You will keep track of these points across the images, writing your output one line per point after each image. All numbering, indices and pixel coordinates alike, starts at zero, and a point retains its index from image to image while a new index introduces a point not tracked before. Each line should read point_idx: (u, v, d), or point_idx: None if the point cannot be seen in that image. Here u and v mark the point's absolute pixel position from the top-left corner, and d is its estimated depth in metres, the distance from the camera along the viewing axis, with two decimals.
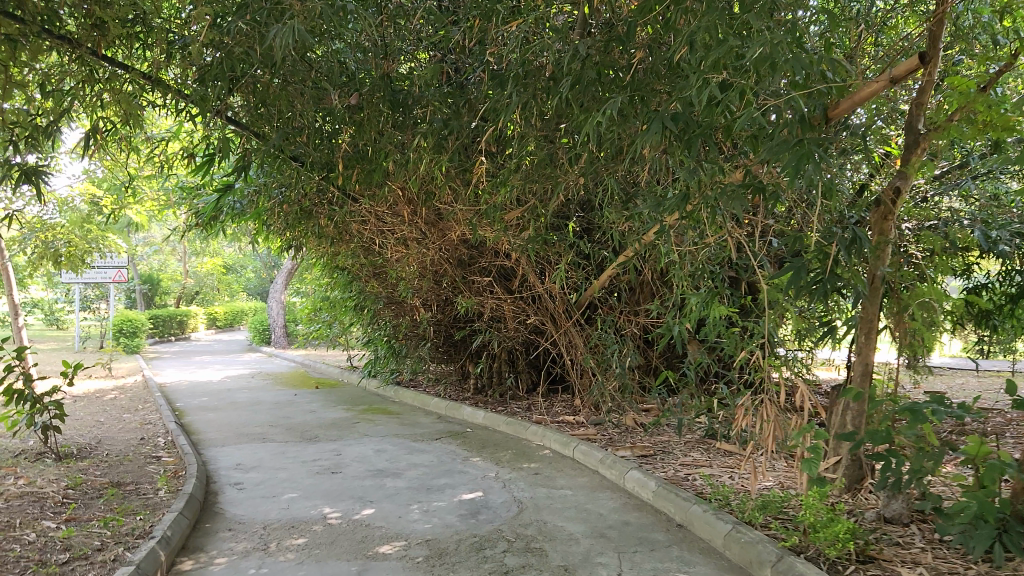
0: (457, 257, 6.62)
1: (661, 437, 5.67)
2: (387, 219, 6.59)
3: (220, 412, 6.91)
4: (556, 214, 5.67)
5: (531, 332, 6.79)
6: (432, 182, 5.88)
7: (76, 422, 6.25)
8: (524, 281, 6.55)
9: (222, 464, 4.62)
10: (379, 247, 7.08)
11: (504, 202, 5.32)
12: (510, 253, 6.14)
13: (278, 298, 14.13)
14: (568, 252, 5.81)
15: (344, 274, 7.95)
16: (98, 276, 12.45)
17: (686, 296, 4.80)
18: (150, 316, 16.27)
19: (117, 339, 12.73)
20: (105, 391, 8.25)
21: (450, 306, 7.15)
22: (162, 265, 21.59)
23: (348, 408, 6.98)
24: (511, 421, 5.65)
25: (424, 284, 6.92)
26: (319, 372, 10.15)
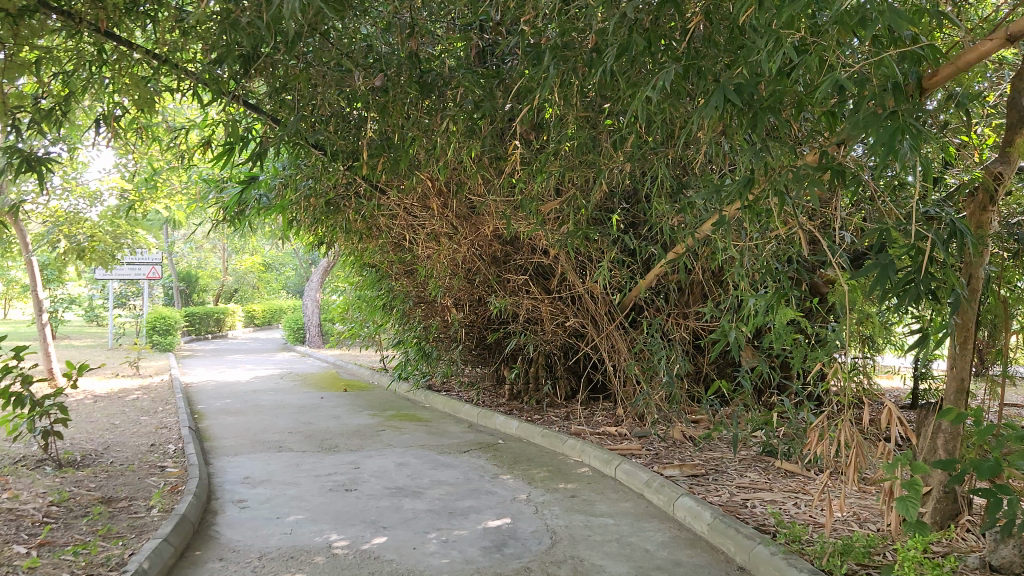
0: (491, 254, 6.17)
1: (713, 454, 5.12)
2: (417, 213, 6.15)
3: (241, 416, 6.55)
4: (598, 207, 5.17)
5: (571, 336, 6.29)
6: (463, 171, 5.42)
7: (89, 425, 5.93)
8: (563, 281, 6.06)
9: (229, 477, 4.21)
10: (409, 243, 6.65)
11: (541, 193, 4.84)
12: (548, 249, 5.65)
13: (313, 296, 13.86)
14: (611, 248, 5.31)
15: (374, 272, 7.56)
16: (132, 272, 12.32)
17: (744, 299, 4.26)
18: (186, 314, 16.14)
19: (151, 337, 12.57)
20: (128, 391, 7.98)
21: (483, 307, 6.70)
22: (201, 263, 21.60)
23: (374, 414, 6.56)
24: (546, 433, 5.17)
25: (456, 283, 6.47)
26: (350, 373, 9.79)
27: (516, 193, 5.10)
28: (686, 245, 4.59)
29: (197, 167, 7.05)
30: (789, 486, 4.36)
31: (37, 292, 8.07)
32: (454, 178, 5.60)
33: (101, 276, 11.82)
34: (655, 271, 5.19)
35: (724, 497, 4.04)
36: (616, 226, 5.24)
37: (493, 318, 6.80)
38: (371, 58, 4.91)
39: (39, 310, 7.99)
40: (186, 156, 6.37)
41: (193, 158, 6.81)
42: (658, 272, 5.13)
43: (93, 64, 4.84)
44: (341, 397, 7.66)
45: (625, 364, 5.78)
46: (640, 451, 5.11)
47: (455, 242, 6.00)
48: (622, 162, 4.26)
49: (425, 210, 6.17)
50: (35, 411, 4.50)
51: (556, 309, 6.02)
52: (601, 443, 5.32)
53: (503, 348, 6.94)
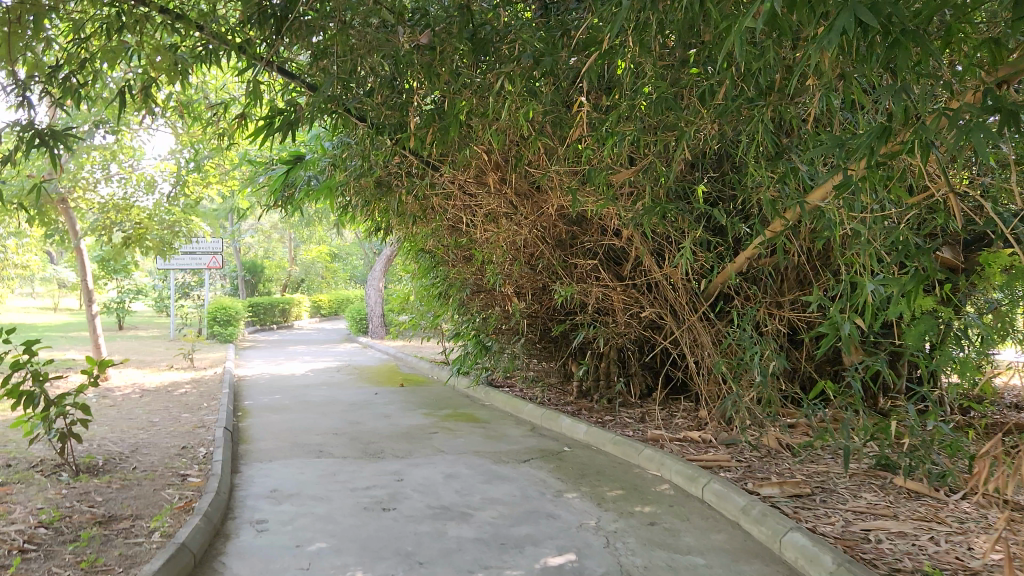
0: (555, 237, 5.48)
1: (817, 467, 4.34)
2: (473, 191, 5.53)
3: (286, 414, 6.06)
4: (679, 179, 4.44)
5: (646, 328, 5.56)
6: (522, 141, 4.76)
7: (123, 424, 5.53)
8: (637, 266, 5.35)
9: (254, 491, 3.69)
10: (466, 225, 6.04)
11: (612, 161, 4.15)
12: (621, 229, 4.94)
13: (375, 286, 13.43)
14: (694, 227, 4.57)
15: (432, 258, 6.97)
16: (192, 262, 12.18)
17: (861, 283, 3.48)
18: (250, 304, 16.04)
19: (211, 327, 12.38)
20: (178, 385, 7.66)
21: (548, 297, 6.01)
22: (269, 253, 21.60)
23: (428, 413, 5.99)
24: (618, 440, 4.49)
25: (517, 270, 5.80)
26: (410, 367, 9.27)
27: (583, 164, 4.41)
28: (786, 220, 3.83)
29: (241, 146, 6.59)
30: (918, 512, 3.57)
31: (87, 282, 7.86)
32: (513, 149, 4.94)
33: (161, 266, 11.67)
34: (746, 252, 4.43)
35: (836, 528, 3.29)
36: (702, 199, 4.50)
37: (558, 309, 6.11)
38: (416, 11, 4.30)
39: (89, 300, 7.76)
40: (225, 135, 5.92)
41: (238, 138, 6.38)
42: (749, 253, 4.37)
43: (110, 27, 4.37)
44: (396, 393, 7.13)
45: (710, 361, 5.04)
46: (728, 461, 4.39)
47: (514, 224, 5.34)
48: (710, 119, 3.53)
49: (482, 188, 5.55)
50: (47, 411, 4.07)
51: (629, 298, 5.30)
52: (681, 452, 4.62)
53: (570, 342, 6.26)
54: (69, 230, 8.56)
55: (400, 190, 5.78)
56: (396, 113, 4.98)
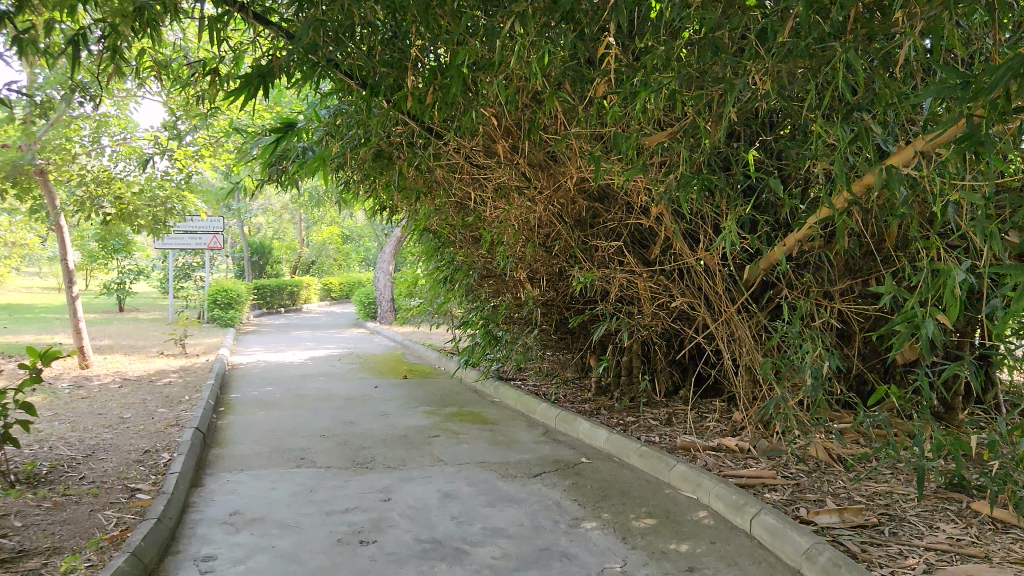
0: (574, 214, 4.78)
1: (879, 487, 3.68)
2: (482, 160, 4.85)
3: (272, 411, 5.45)
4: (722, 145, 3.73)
5: (677, 321, 4.87)
6: (539, 101, 4.08)
7: (89, 422, 4.95)
8: (668, 248, 4.66)
9: (210, 514, 3.08)
10: (475, 201, 5.36)
11: (643, 121, 3.45)
12: (651, 206, 4.26)
13: (385, 270, 12.77)
14: (738, 202, 3.86)
15: (439, 238, 6.29)
16: (192, 241, 11.66)
17: (954, 271, 2.80)
18: (256, 286, 15.52)
19: (212, 311, 11.82)
20: (164, 374, 7.09)
21: (564, 283, 5.30)
22: (279, 235, 21.08)
23: (430, 412, 5.37)
24: (644, 452, 3.85)
25: (530, 253, 5.10)
26: (417, 356, 8.64)
27: (605, 127, 3.72)
28: (856, 193, 3.14)
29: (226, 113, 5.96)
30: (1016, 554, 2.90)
31: (68, 260, 7.32)
32: (526, 110, 4.23)
33: (158, 246, 11.13)
34: (798, 233, 3.72)
35: None
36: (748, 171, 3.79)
37: (576, 297, 5.41)
38: None
39: (69, 280, 7.23)
40: (206, 98, 5.30)
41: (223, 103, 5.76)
42: (803, 235, 3.65)
43: None
44: (398, 386, 6.51)
45: (751, 358, 4.37)
46: (773, 477, 3.72)
47: (526, 200, 4.62)
48: (771, 62, 2.83)
49: (491, 158, 4.86)
50: None
51: (657, 286, 4.59)
52: (717, 465, 3.96)
53: (589, 334, 5.57)
54: (51, 205, 8.01)
55: (400, 161, 5.13)
56: (392, 70, 4.32)
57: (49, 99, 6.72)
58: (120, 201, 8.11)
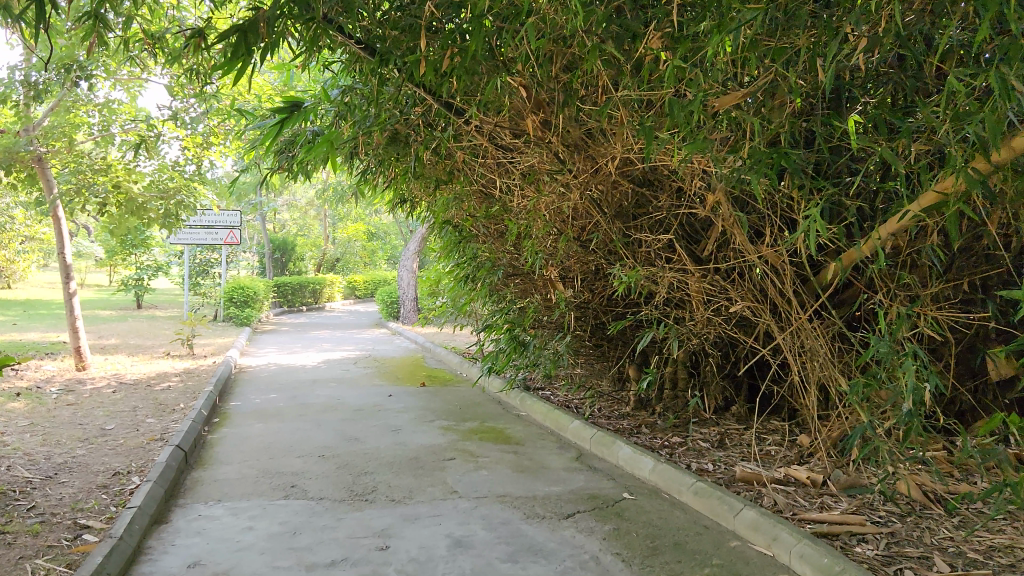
0: (616, 203, 4.11)
1: (995, 539, 2.98)
2: (509, 139, 4.19)
3: (271, 424, 4.86)
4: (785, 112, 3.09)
5: (735, 329, 4.17)
6: (577, 63, 3.42)
7: (64, 434, 4.39)
8: (726, 243, 3.96)
9: (164, 567, 2.48)
10: (500, 189, 4.71)
11: (709, 80, 2.78)
12: (710, 192, 3.57)
13: (408, 266, 12.16)
14: (820, 186, 3.18)
15: (461, 232, 5.64)
16: (208, 236, 11.19)
17: None
18: (276, 284, 15.09)
19: (228, 309, 11.33)
20: (164, 378, 6.54)
21: (602, 283, 4.60)
22: (304, 231, 20.66)
23: (447, 428, 4.75)
24: (700, 490, 3.18)
25: (564, 249, 4.42)
26: (438, 360, 8.03)
27: (658, 92, 3.06)
28: (985, 170, 2.45)
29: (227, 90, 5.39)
30: None
31: (65, 254, 6.80)
32: (559, 79, 3.58)
33: (173, 240, 10.68)
34: (894, 223, 3.02)
35: None
36: (828, 147, 3.11)
37: (614, 301, 4.73)
38: None
39: (66, 275, 6.70)
40: (202, 72, 4.73)
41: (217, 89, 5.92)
42: (903, 225, 2.95)
43: None
44: (414, 395, 5.89)
45: (825, 375, 3.67)
46: (861, 524, 3.04)
47: (560, 188, 3.95)
48: None
49: (520, 137, 4.19)
50: None
51: (714, 288, 3.91)
52: (787, 505, 3.28)
53: (631, 342, 4.87)
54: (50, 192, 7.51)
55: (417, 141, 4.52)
56: (405, 33, 3.71)
57: (45, 81, 6.20)
58: (126, 192, 7.59)
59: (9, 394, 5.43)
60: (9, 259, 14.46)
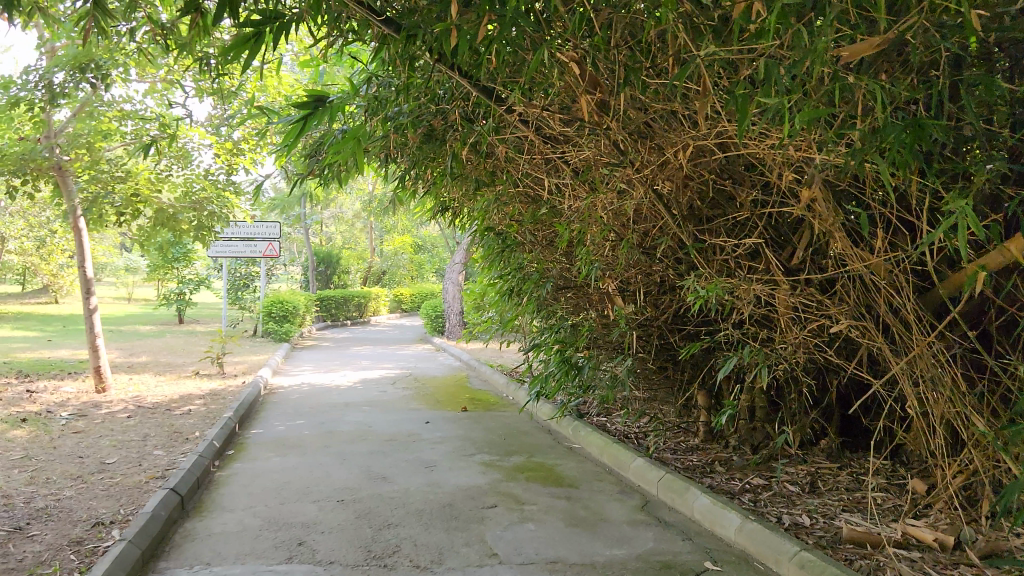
0: (687, 202, 3.44)
1: None
2: (559, 128, 3.57)
3: (290, 458, 4.28)
4: (912, 73, 2.41)
5: (834, 352, 3.45)
6: (645, 25, 2.78)
7: (57, 470, 3.89)
8: (825, 247, 3.27)
9: None
10: (549, 190, 4.09)
11: (828, 24, 2.11)
12: (809, 184, 2.89)
13: (454, 278, 11.62)
14: (960, 173, 2.49)
15: (505, 239, 4.96)
16: (246, 249, 10.86)
17: None
18: (319, 298, 14.74)
19: (267, 324, 10.93)
20: (188, 400, 6.06)
21: (669, 297, 3.93)
22: (349, 243, 20.39)
23: (490, 465, 4.12)
24: (807, 564, 2.49)
25: (624, 258, 3.77)
26: (482, 381, 7.40)
27: (747, 52, 2.40)
28: None
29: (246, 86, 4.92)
30: None
31: (86, 268, 6.39)
32: (620, 48, 2.96)
33: (212, 252, 10.34)
34: None
35: None
36: (971, 122, 2.41)
37: (683, 318, 4.05)
38: None
39: (87, 290, 6.29)
40: (212, 63, 4.25)
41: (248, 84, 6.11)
42: None
43: None
44: (454, 423, 5.28)
45: (955, 411, 2.94)
46: None
47: (622, 186, 3.31)
48: None
49: (572, 125, 3.56)
50: None
51: (811, 303, 3.21)
52: None
53: (703, 367, 4.18)
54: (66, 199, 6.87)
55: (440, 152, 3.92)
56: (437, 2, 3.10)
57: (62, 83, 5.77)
58: (154, 204, 7.16)
59: (15, 420, 4.99)
60: (54, 272, 14.49)
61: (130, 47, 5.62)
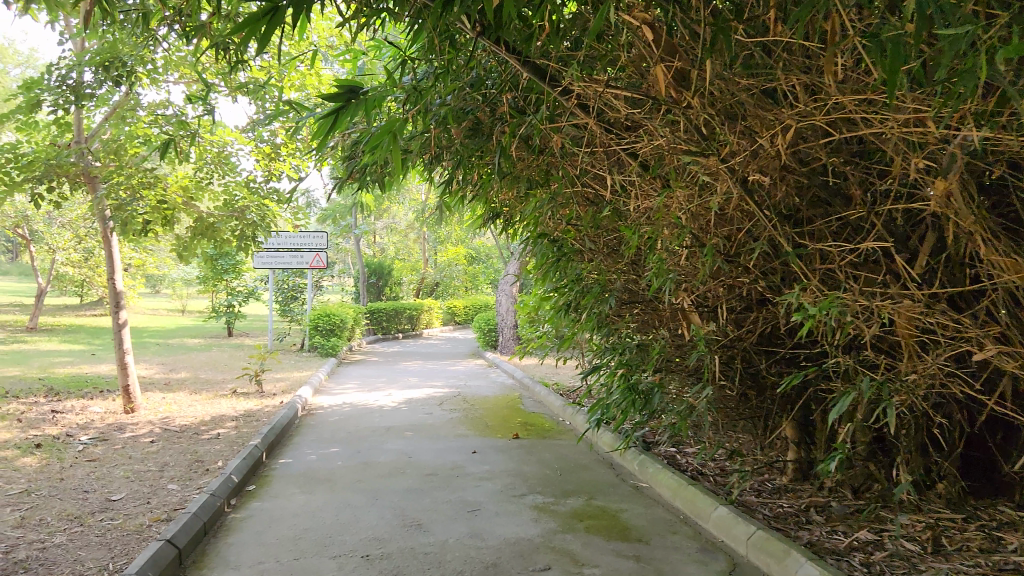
0: (785, 199, 2.81)
1: None
2: (626, 112, 2.98)
3: (316, 497, 3.77)
4: None
5: (974, 385, 2.77)
6: None
7: (54, 509, 3.45)
8: (964, 254, 2.60)
9: None
10: (613, 189, 3.51)
11: None
12: (955, 170, 2.24)
13: (507, 290, 11.11)
14: None
15: (561, 246, 4.28)
16: (293, 260, 10.54)
17: None
18: (369, 311, 14.40)
19: (313, 337, 10.56)
20: (218, 422, 5.63)
21: (757, 315, 3.28)
22: (402, 253, 20.07)
23: (543, 510, 3.53)
24: None
25: (704, 267, 3.14)
26: (535, 402, 6.82)
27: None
28: None
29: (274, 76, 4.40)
30: None
31: (116, 280, 6.03)
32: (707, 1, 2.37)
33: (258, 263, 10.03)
34: None
35: None
36: None
37: (774, 341, 3.40)
38: None
39: (117, 303, 5.91)
40: (231, 48, 3.77)
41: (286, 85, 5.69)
42: None
43: None
44: (504, 453, 4.73)
45: None
46: None
47: (705, 178, 2.71)
48: None
49: (642, 109, 2.97)
50: None
51: (948, 322, 2.55)
52: None
53: (797, 397, 3.53)
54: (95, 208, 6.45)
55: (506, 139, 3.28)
56: None
57: (88, 82, 5.40)
58: (191, 212, 6.80)
59: (29, 445, 4.60)
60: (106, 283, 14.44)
61: (158, 42, 5.24)
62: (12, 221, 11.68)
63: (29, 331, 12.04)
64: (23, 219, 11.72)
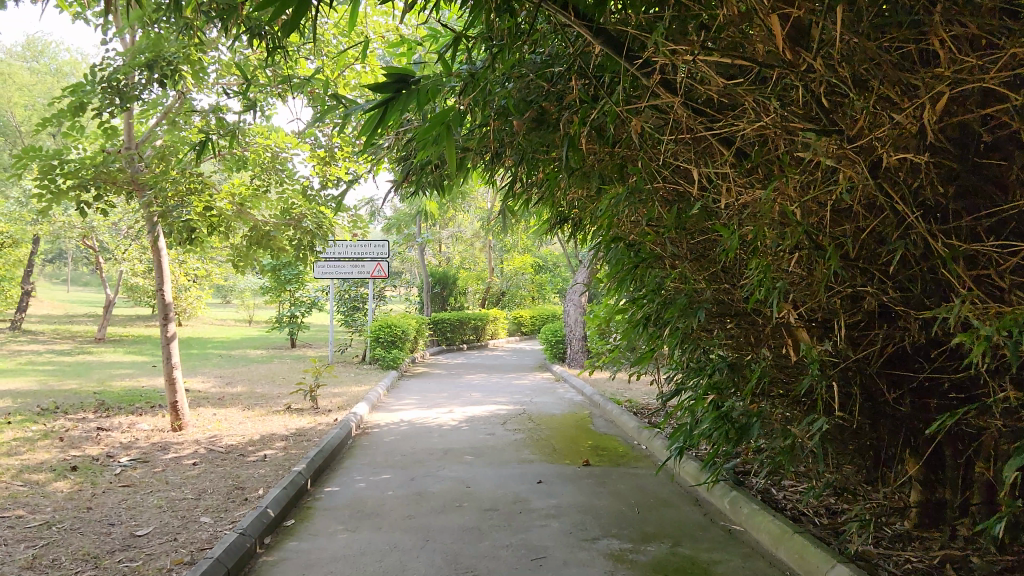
0: (930, 188, 2.23)
1: None
2: (724, 87, 2.44)
3: (361, 536, 3.33)
4: None
5: None
6: None
7: (73, 546, 3.10)
8: None
9: None
10: (703, 183, 2.96)
11: None
12: None
13: (576, 300, 10.59)
14: None
15: (637, 252, 3.72)
16: (354, 270, 10.27)
17: None
18: (433, 321, 14.11)
19: (374, 349, 10.25)
20: (267, 442, 5.28)
21: (883, 333, 2.69)
22: (468, 262, 19.78)
23: (620, 559, 3.01)
24: None
25: (819, 275, 2.57)
26: (606, 423, 6.26)
27: None
28: None
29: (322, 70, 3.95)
30: None
31: (166, 292, 5.76)
32: None
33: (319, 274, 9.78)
34: None
35: None
36: None
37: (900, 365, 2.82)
38: None
39: (166, 316, 5.64)
40: (266, 34, 3.39)
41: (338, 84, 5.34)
42: None
43: None
44: (573, 483, 4.22)
45: None
46: None
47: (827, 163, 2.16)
48: None
49: (743, 84, 2.43)
50: None
51: None
52: None
53: (928, 431, 2.92)
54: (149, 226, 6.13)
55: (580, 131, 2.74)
56: None
57: (136, 84, 5.15)
58: (245, 220, 6.54)
59: (65, 468, 4.31)
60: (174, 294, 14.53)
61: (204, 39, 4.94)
62: (81, 232, 11.77)
63: (97, 342, 12.11)
64: (91, 230, 11.79)
